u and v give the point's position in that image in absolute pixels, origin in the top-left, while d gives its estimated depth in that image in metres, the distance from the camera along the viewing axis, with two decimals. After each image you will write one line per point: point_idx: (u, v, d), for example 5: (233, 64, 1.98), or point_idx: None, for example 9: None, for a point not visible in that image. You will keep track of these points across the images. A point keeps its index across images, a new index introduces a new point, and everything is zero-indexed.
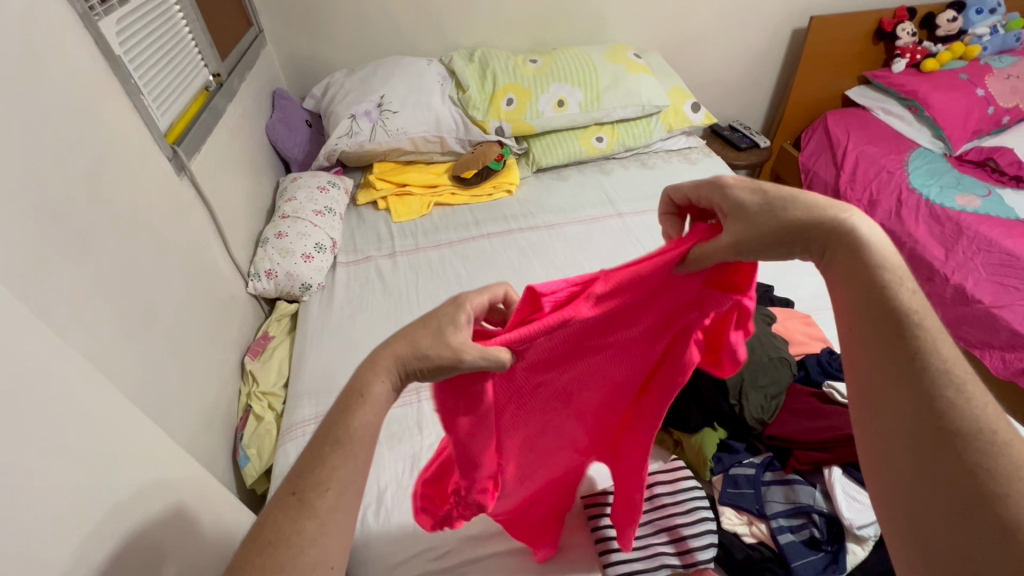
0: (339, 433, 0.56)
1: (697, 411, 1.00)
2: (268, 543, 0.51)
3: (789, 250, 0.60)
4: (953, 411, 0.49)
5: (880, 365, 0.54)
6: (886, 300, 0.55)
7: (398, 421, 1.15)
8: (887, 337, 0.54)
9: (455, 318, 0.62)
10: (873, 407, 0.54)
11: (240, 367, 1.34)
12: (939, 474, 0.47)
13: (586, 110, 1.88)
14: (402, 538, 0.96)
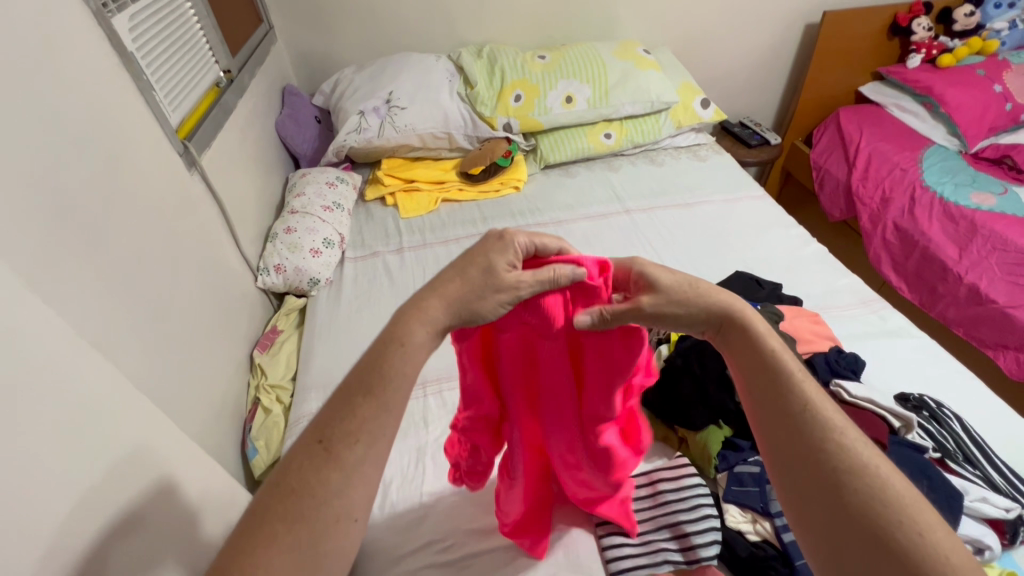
0: (374, 382, 0.58)
1: (700, 409, 1.01)
2: (291, 491, 0.54)
3: (692, 324, 0.72)
4: (842, 453, 0.58)
5: (786, 435, 0.62)
6: (772, 364, 0.66)
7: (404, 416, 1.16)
8: (778, 395, 0.64)
9: (503, 260, 0.69)
10: (784, 473, 0.61)
11: (249, 360, 1.36)
12: (842, 512, 0.55)
13: (595, 106, 1.87)
14: (407, 531, 0.97)
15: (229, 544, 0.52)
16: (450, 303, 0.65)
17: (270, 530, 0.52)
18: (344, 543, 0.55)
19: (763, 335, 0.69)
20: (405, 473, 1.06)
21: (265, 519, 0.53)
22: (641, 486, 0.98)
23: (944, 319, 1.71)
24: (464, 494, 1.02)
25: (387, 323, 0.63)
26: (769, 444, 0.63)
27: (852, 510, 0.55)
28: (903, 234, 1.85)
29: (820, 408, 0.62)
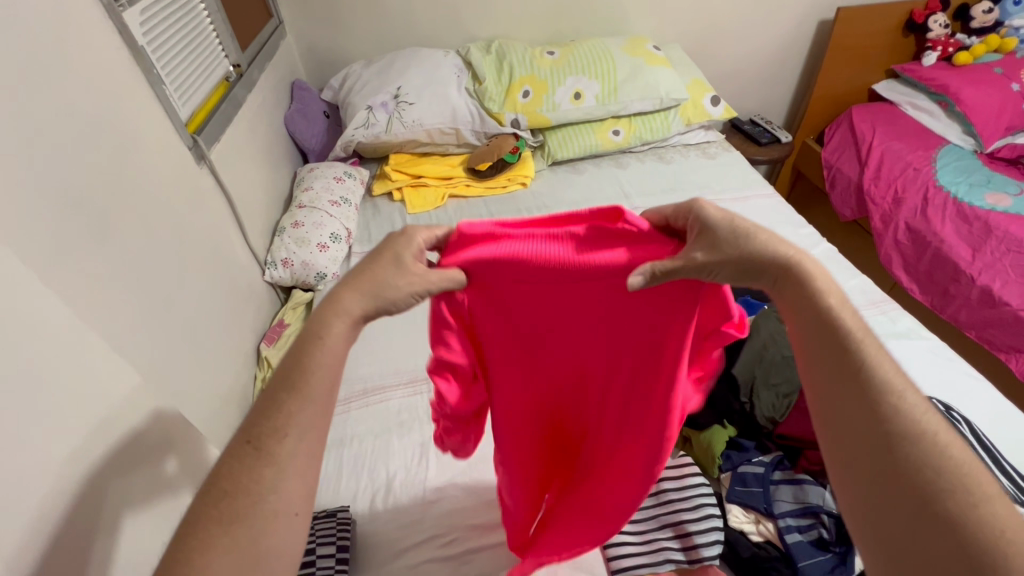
0: (295, 381, 0.60)
1: (705, 408, 1.03)
2: (225, 493, 0.57)
3: (748, 276, 0.62)
4: (897, 420, 0.53)
5: (836, 395, 0.57)
6: (831, 319, 0.58)
7: (408, 411, 1.17)
8: (834, 352, 0.57)
9: (410, 251, 0.66)
10: (829, 436, 0.57)
11: (255, 353, 1.37)
12: (892, 483, 0.51)
13: (603, 102, 1.86)
14: (409, 525, 0.98)
15: (169, 550, 0.55)
16: (366, 301, 0.63)
17: (208, 533, 0.55)
18: (287, 539, 0.57)
19: (821, 287, 0.60)
20: (409, 467, 1.07)
21: (199, 526, 0.55)
22: None
23: (956, 321, 1.69)
24: (467, 489, 1.03)
25: (305, 326, 0.63)
26: (817, 404, 0.58)
27: (901, 480, 0.51)
28: (915, 234, 1.82)
29: (878, 368, 0.56)
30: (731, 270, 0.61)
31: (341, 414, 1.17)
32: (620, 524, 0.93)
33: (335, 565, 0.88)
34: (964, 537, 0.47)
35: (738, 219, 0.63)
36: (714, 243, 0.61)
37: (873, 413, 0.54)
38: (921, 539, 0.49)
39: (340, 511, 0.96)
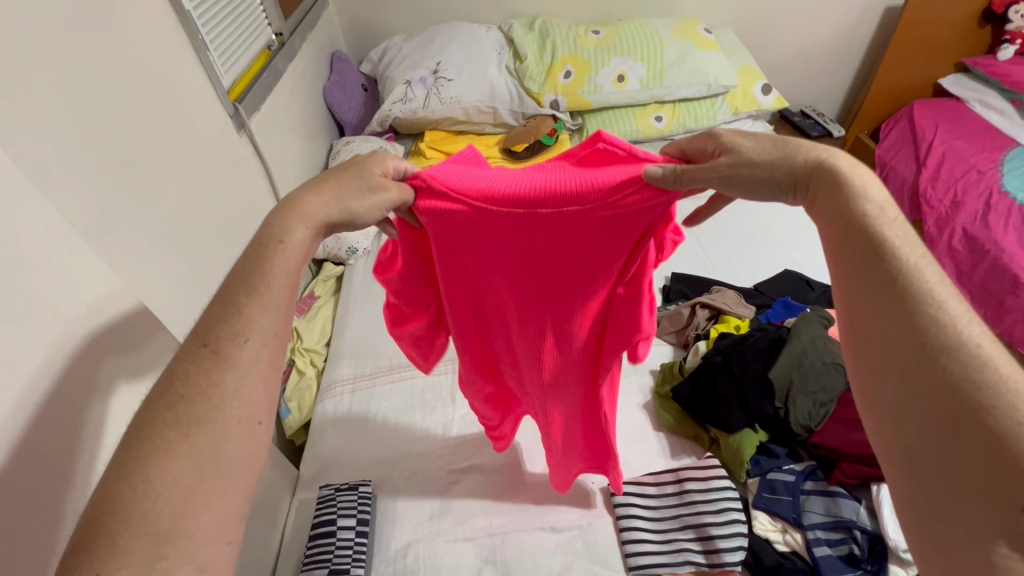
0: (255, 281, 0.58)
1: (739, 411, 0.97)
2: (179, 397, 0.52)
3: (772, 189, 0.60)
4: (936, 330, 0.49)
5: (870, 307, 0.53)
6: (861, 226, 0.55)
7: (432, 390, 1.17)
8: (866, 260, 0.54)
9: (373, 168, 0.67)
10: (860, 344, 0.54)
11: None
12: (927, 394, 0.48)
13: (648, 86, 1.79)
14: (427, 503, 0.99)
15: (113, 466, 0.49)
16: (327, 210, 0.63)
17: (163, 435, 0.50)
18: (251, 447, 0.54)
19: (857, 193, 0.56)
20: (430, 445, 1.07)
21: (146, 432, 0.50)
22: (667, 484, 0.96)
23: (1009, 336, 1.61)
24: (487, 472, 1.03)
25: (261, 227, 0.61)
26: (848, 315, 0.55)
27: (935, 390, 0.48)
28: (972, 242, 1.71)
29: (917, 275, 0.52)
30: (749, 185, 0.61)
31: (364, 388, 1.18)
32: (640, 521, 0.92)
33: (355, 539, 0.89)
34: (1009, 452, 0.43)
35: (761, 139, 0.62)
36: (736, 159, 0.61)
37: (912, 323, 0.50)
38: (952, 447, 0.46)
39: (362, 485, 0.97)
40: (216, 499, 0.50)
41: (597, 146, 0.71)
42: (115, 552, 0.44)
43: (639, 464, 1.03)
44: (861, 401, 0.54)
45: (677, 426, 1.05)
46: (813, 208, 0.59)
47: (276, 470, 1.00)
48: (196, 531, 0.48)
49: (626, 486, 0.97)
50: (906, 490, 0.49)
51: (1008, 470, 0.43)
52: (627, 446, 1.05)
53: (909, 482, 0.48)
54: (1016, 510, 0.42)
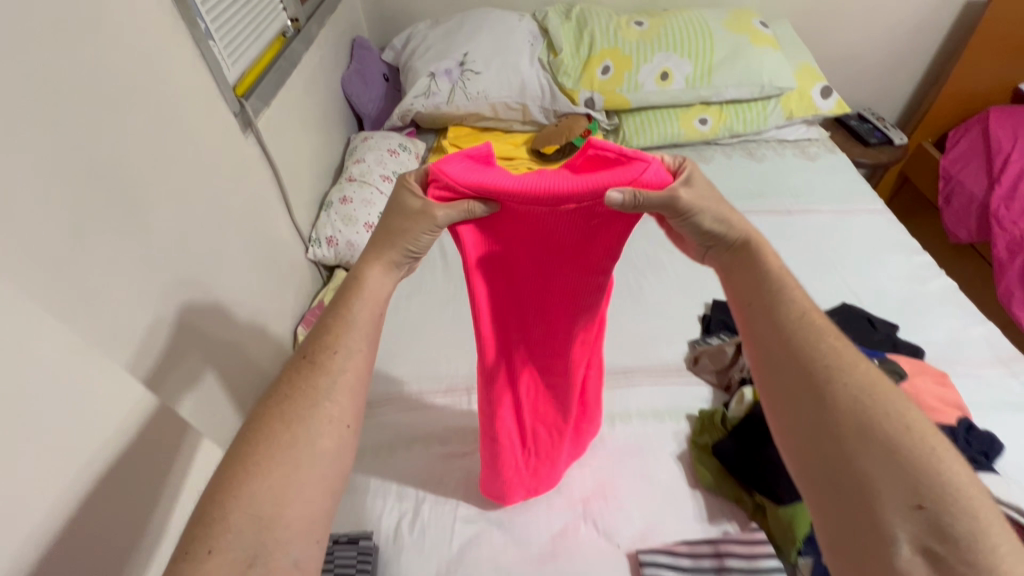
0: (345, 308, 0.68)
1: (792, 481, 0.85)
2: (287, 396, 0.64)
3: (710, 236, 0.73)
4: (830, 362, 0.65)
5: (778, 343, 0.68)
6: (772, 278, 0.72)
7: (445, 424, 1.08)
8: (771, 306, 0.70)
9: (406, 197, 0.70)
10: (770, 379, 0.68)
11: (292, 337, 1.29)
12: (826, 411, 0.62)
13: (693, 86, 1.63)
14: (437, 557, 0.90)
15: (229, 457, 0.60)
16: (385, 246, 0.70)
17: (269, 427, 0.61)
18: (337, 451, 0.63)
19: (769, 255, 0.73)
20: (439, 487, 0.99)
21: (258, 425, 0.62)
22: (704, 556, 0.85)
23: None
24: (502, 525, 0.93)
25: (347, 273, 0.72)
26: (763, 350, 0.69)
27: (838, 411, 0.61)
28: None
29: (810, 319, 0.68)
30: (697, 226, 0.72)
31: (372, 418, 1.09)
32: None
33: None
34: (899, 452, 0.57)
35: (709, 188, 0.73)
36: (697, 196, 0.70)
37: (813, 358, 0.65)
38: (859, 454, 0.59)
39: (363, 538, 0.88)
40: (303, 490, 0.59)
41: (589, 153, 0.72)
42: (224, 530, 0.55)
43: (672, 526, 0.92)
44: (777, 426, 0.66)
45: (717, 485, 0.94)
46: (734, 260, 0.74)
47: None
48: (290, 519, 0.57)
49: (657, 556, 0.85)
50: (822, 495, 0.60)
51: (900, 464, 0.57)
52: (658, 503, 0.95)
53: (826, 488, 0.60)
54: (912, 498, 0.55)
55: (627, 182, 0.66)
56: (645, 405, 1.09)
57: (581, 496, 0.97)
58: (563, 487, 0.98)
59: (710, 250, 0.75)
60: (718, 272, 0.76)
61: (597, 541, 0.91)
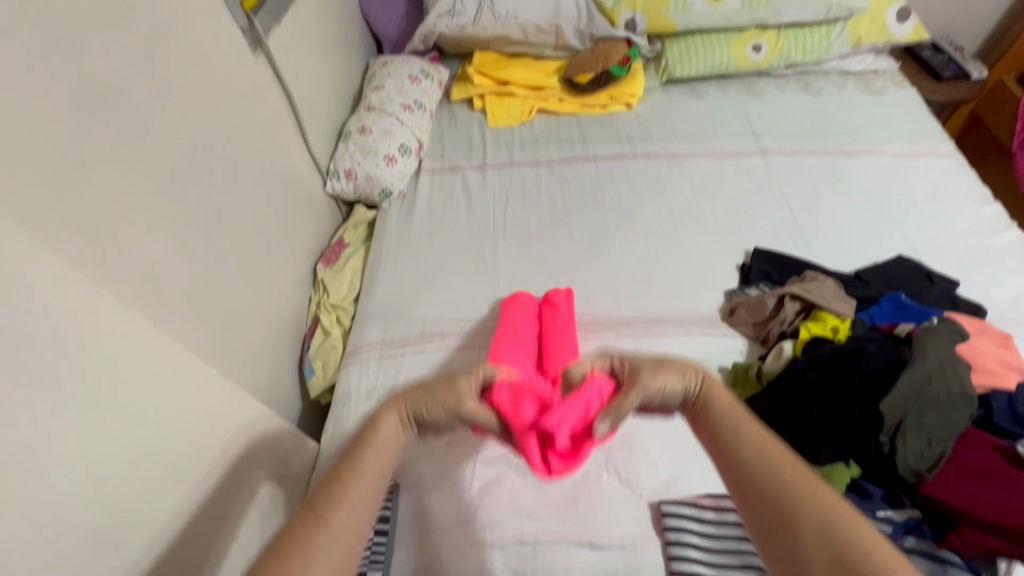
0: (353, 465, 0.59)
1: (829, 442, 0.80)
2: (282, 548, 0.51)
3: (672, 398, 0.67)
4: (798, 494, 0.54)
5: (752, 481, 0.57)
6: (728, 416, 0.62)
7: (466, 366, 1.06)
8: (736, 428, 0.61)
9: (460, 382, 0.69)
10: (748, 517, 0.56)
11: (311, 273, 1.27)
12: (796, 561, 0.51)
13: (749, 6, 1.46)
14: (455, 497, 0.90)
15: None
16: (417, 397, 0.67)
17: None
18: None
19: (726, 407, 0.64)
20: None
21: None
22: (730, 512, 0.83)
23: None
24: (521, 469, 0.92)
25: (357, 428, 0.65)
26: (734, 487, 0.59)
27: (808, 521, 0.52)
28: None
29: (773, 450, 0.58)
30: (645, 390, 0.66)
31: (393, 358, 1.09)
32: (693, 551, 0.81)
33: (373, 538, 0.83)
34: None
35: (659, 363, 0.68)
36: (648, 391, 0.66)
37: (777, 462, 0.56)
38: None
39: None
40: None
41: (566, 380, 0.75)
42: None
43: (697, 480, 0.89)
44: None
45: None
46: (698, 416, 0.67)
47: (297, 447, 0.92)
48: None
49: (680, 508, 0.85)
50: None
51: None
52: (683, 456, 0.92)
53: None
54: None
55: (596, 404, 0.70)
56: (674, 355, 1.05)
57: (604, 445, 0.94)
58: None
59: (678, 404, 0.68)
60: (692, 424, 0.68)
61: (620, 491, 0.89)
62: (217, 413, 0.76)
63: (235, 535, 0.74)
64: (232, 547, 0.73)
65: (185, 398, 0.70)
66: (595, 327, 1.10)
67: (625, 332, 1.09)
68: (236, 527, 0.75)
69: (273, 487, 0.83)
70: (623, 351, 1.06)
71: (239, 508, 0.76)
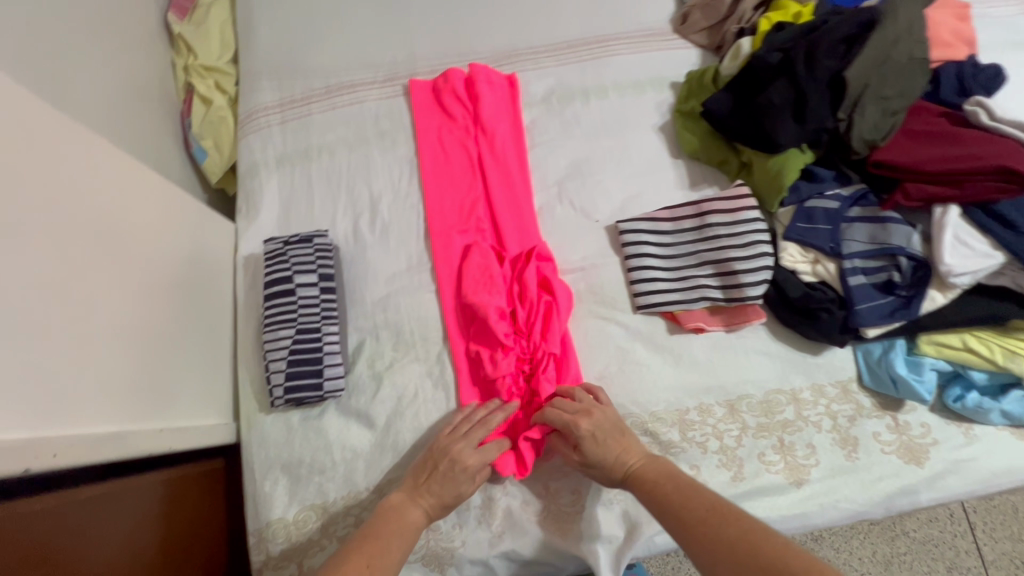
0: (378, 526, 0.63)
1: (788, 127, 0.74)
2: None
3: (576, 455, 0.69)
4: (640, 471, 0.65)
5: (638, 474, 0.65)
6: (598, 453, 0.67)
7: (389, 117, 0.90)
8: (604, 468, 0.67)
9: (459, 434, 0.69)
10: (649, 489, 0.63)
11: (165, 30, 0.98)
12: (706, 539, 0.56)
13: None
14: (403, 251, 0.82)
15: None
16: (438, 494, 0.66)
17: None
18: None
19: (578, 426, 0.68)
20: (395, 184, 0.86)
21: None
22: (686, 219, 0.81)
23: None
24: (467, 215, 0.84)
25: (380, 508, 0.66)
26: (625, 474, 0.66)
27: (737, 549, 0.53)
28: None
29: (615, 457, 0.67)
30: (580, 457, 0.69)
31: (298, 119, 0.91)
32: (651, 261, 0.80)
33: (320, 296, 0.75)
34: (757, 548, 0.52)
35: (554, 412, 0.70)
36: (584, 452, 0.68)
37: (687, 508, 0.59)
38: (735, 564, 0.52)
39: (317, 237, 0.78)
40: None
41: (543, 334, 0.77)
42: None
43: (653, 197, 0.86)
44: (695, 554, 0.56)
45: (703, 151, 0.86)
46: (577, 450, 0.69)
47: (204, 220, 0.78)
48: None
49: (637, 225, 0.82)
50: None
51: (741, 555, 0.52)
52: (636, 178, 0.87)
53: None
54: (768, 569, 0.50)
55: (569, 359, 0.76)
56: (624, 76, 0.92)
57: (555, 179, 0.87)
58: (535, 173, 0.87)
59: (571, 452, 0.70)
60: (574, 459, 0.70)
61: (574, 219, 0.85)
62: (96, 161, 0.59)
63: (146, 300, 0.64)
64: (144, 312, 0.63)
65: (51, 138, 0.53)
66: (530, 54, 0.94)
67: (567, 56, 0.94)
68: (148, 293, 0.64)
69: (181, 257, 0.72)
70: (566, 77, 0.93)
71: (148, 274, 0.65)
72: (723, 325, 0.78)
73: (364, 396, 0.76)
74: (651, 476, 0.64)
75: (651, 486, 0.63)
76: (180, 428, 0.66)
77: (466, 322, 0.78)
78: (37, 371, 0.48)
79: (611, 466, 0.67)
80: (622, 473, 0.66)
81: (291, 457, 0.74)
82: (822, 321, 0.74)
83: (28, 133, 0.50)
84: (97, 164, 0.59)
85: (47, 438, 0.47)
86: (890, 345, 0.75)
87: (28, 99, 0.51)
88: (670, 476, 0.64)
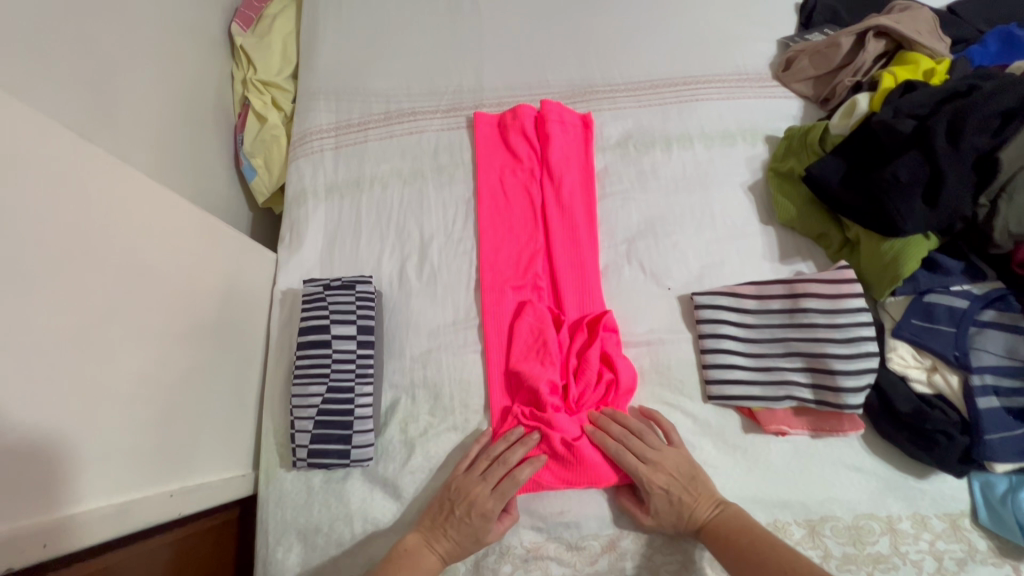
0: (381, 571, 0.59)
1: (914, 210, 0.63)
2: None
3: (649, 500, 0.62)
4: (714, 525, 0.59)
5: (712, 529, 0.59)
6: (671, 501, 0.61)
7: (449, 151, 0.83)
8: (676, 517, 0.61)
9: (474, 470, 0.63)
10: (722, 545, 0.57)
11: (228, 41, 0.94)
12: None
13: None
14: (450, 304, 0.75)
15: None
16: (454, 539, 0.61)
17: None
18: None
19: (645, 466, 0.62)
20: (449, 225, 0.79)
21: None
22: (775, 299, 0.70)
23: None
24: (524, 268, 0.76)
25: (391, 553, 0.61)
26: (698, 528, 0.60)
27: None
28: None
29: (685, 505, 0.61)
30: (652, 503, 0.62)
31: (353, 145, 0.85)
32: (730, 345, 0.70)
33: (356, 351, 0.68)
34: None
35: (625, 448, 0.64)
36: (658, 494, 0.61)
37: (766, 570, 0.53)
38: None
39: (360, 283, 0.71)
40: None
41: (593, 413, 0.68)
42: None
43: (736, 267, 0.75)
44: None
45: (801, 220, 0.75)
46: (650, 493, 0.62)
47: (246, 253, 0.73)
48: None
49: (718, 301, 0.71)
50: None
51: None
52: (718, 243, 0.76)
53: None
54: None
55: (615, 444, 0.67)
56: (713, 125, 0.82)
57: (625, 236, 0.78)
58: (603, 227, 0.78)
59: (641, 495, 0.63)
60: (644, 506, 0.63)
61: (643, 285, 0.75)
62: (132, 200, 0.54)
63: (176, 348, 0.59)
64: (171, 360, 0.58)
65: (81, 180, 0.48)
66: (608, 92, 0.85)
67: (649, 97, 0.84)
68: (179, 340, 0.60)
69: (218, 296, 0.67)
70: (646, 122, 0.83)
71: (181, 318, 0.60)
72: (809, 430, 0.67)
73: (393, 464, 0.69)
74: (725, 529, 0.58)
75: (723, 541, 0.58)
76: (195, 487, 0.61)
77: (512, 394, 0.70)
78: (27, 445, 0.43)
79: (682, 518, 0.61)
80: (696, 524, 0.60)
81: (308, 522, 0.67)
82: (936, 446, 0.62)
83: (53, 179, 0.45)
84: (136, 202, 0.54)
85: (33, 526, 0.43)
86: (1021, 483, 0.61)
87: (59, 140, 0.46)
88: (746, 528, 0.58)
